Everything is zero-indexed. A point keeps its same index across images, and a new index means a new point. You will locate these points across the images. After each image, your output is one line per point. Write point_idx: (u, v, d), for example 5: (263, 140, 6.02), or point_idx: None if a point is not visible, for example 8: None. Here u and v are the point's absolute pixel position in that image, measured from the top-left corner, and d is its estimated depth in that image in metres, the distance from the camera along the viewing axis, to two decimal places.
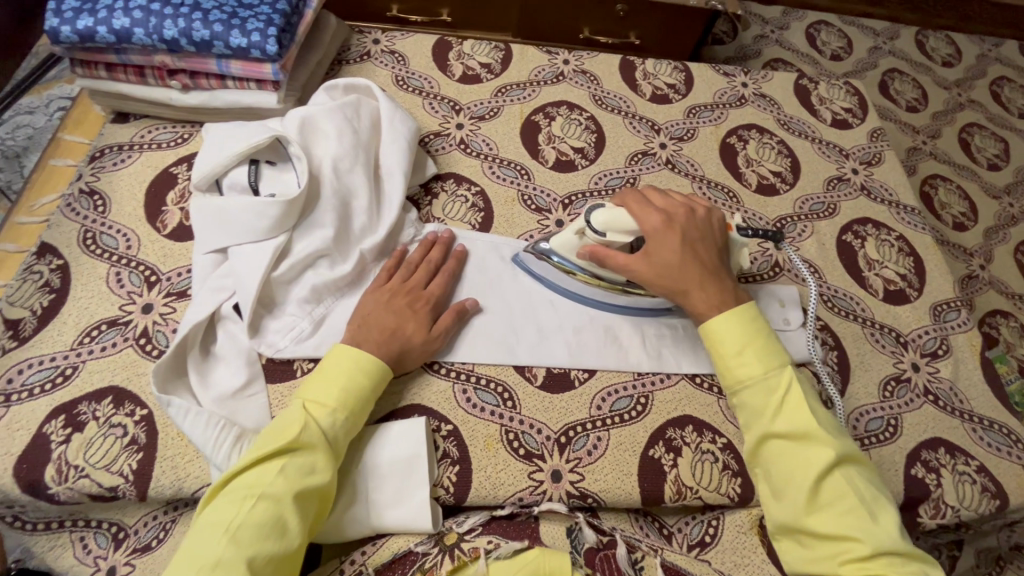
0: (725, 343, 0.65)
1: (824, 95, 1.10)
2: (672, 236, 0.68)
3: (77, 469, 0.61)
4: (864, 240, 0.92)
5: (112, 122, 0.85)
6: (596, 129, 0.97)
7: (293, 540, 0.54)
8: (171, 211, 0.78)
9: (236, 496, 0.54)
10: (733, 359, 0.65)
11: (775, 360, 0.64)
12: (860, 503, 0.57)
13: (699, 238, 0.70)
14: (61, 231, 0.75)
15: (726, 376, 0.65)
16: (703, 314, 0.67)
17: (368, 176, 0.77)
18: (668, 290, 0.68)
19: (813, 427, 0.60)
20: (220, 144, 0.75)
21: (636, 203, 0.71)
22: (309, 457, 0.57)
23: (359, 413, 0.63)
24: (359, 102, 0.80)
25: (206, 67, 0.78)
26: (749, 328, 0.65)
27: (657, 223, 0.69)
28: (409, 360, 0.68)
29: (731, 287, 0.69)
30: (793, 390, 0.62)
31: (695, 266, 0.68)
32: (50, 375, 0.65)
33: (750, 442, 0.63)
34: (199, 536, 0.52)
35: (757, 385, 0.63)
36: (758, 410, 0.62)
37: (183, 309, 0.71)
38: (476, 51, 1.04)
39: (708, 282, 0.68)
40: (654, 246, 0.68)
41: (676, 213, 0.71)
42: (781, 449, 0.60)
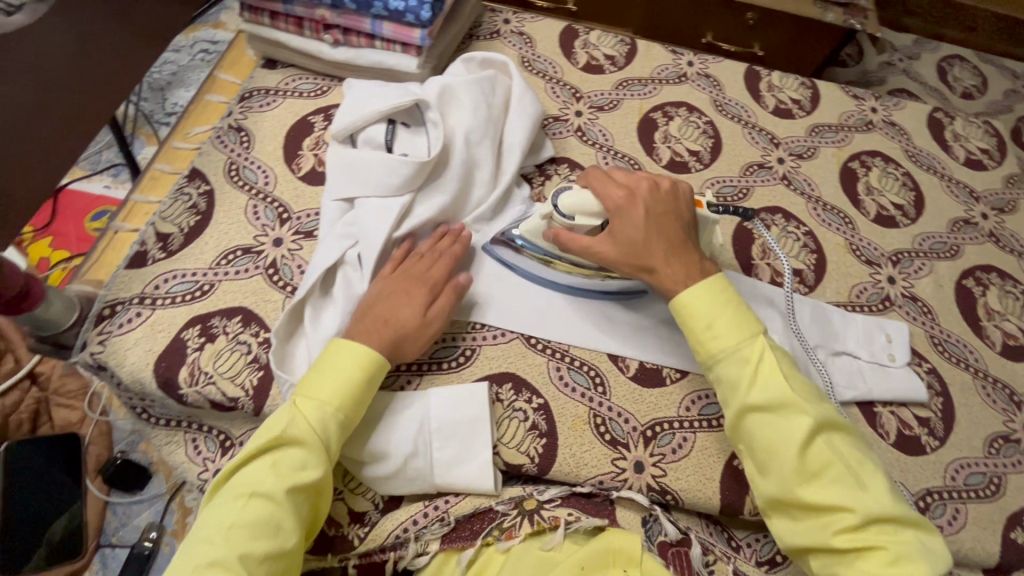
0: (697, 317, 0.62)
1: (959, 132, 1.04)
2: (635, 211, 0.65)
3: (206, 375, 0.67)
4: (986, 287, 0.87)
5: (262, 68, 0.91)
6: (714, 134, 0.96)
7: (289, 540, 0.55)
8: (306, 156, 0.83)
9: (232, 495, 0.55)
10: (704, 334, 0.62)
11: (746, 329, 0.61)
12: (848, 470, 0.55)
13: (665, 214, 0.66)
14: (211, 160, 0.82)
15: (699, 353, 0.63)
16: (670, 291, 0.64)
17: (493, 150, 0.80)
18: (632, 268, 0.65)
19: (787, 394, 0.58)
20: (363, 100, 0.79)
21: (599, 180, 0.67)
22: (301, 452, 0.57)
23: (360, 406, 0.62)
24: (496, 78, 0.83)
25: (361, 25, 0.83)
26: (718, 296, 0.63)
27: (620, 199, 0.66)
28: (405, 348, 0.67)
29: (697, 260, 0.65)
30: (765, 360, 0.60)
31: (659, 240, 0.64)
32: (190, 288, 0.71)
33: (730, 417, 0.60)
34: (198, 537, 0.53)
35: (731, 356, 0.61)
36: (732, 384, 0.60)
37: (309, 248, 0.76)
38: (602, 42, 1.04)
39: (674, 258, 0.64)
40: (619, 223, 0.65)
41: (640, 187, 0.67)
42: (760, 421, 0.58)
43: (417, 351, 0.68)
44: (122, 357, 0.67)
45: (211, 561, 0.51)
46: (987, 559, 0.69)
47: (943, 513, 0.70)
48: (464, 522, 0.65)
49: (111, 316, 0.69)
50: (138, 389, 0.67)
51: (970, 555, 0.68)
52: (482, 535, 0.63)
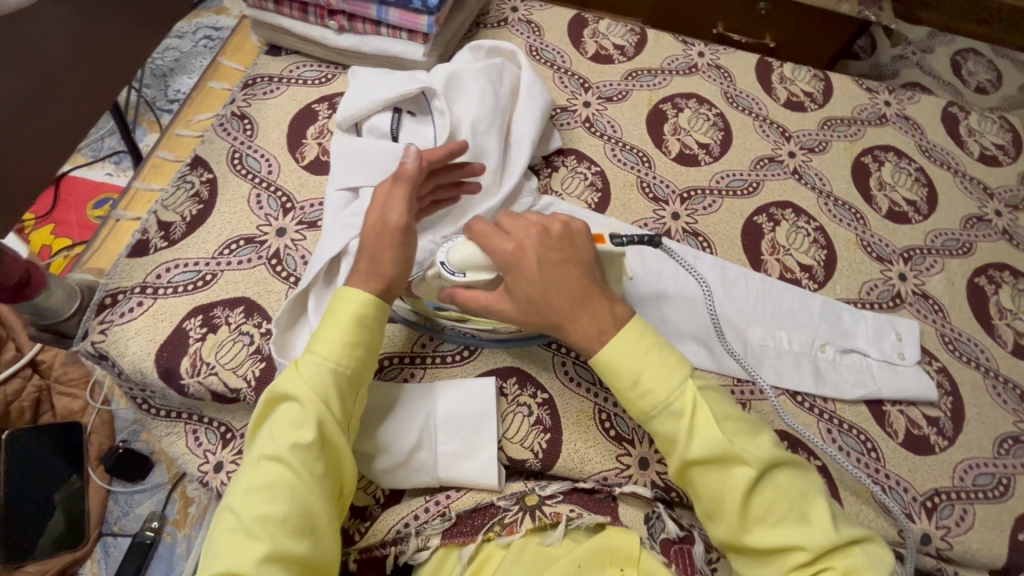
0: (621, 375, 0.58)
1: (973, 127, 1.02)
2: (525, 263, 0.59)
3: (207, 365, 0.66)
4: (998, 286, 0.86)
5: (266, 54, 0.90)
6: (724, 127, 0.94)
7: (308, 498, 0.53)
8: (310, 145, 0.82)
9: (251, 460, 0.55)
10: (632, 392, 0.58)
11: (676, 377, 0.58)
12: (795, 508, 0.55)
13: (561, 258, 0.60)
14: (213, 148, 0.81)
15: (631, 410, 0.60)
16: (587, 348, 0.60)
17: (500, 140, 0.78)
18: (539, 328, 0.60)
19: (725, 445, 0.55)
20: (368, 88, 0.78)
21: (482, 229, 0.61)
22: (296, 408, 0.56)
23: (353, 353, 0.59)
24: (503, 66, 0.81)
25: (366, 11, 0.81)
26: (645, 343, 0.59)
27: (507, 250, 0.60)
28: (381, 266, 0.61)
29: (607, 306, 0.60)
30: (696, 408, 0.57)
31: (557, 291, 0.59)
32: (192, 278, 0.71)
33: (672, 470, 0.58)
34: (225, 507, 0.53)
35: (662, 411, 0.57)
36: (670, 438, 0.57)
37: (313, 238, 0.75)
38: (612, 32, 1.02)
39: (580, 309, 0.59)
40: (512, 277, 0.59)
41: (528, 234, 0.61)
42: (700, 473, 0.57)
43: (402, 261, 0.62)
44: (123, 347, 0.66)
45: (237, 527, 0.51)
46: (995, 560, 0.68)
47: (951, 513, 0.69)
48: (465, 518, 0.64)
49: (113, 305, 0.69)
50: (139, 379, 0.67)
51: (977, 555, 0.68)
52: (483, 531, 0.62)
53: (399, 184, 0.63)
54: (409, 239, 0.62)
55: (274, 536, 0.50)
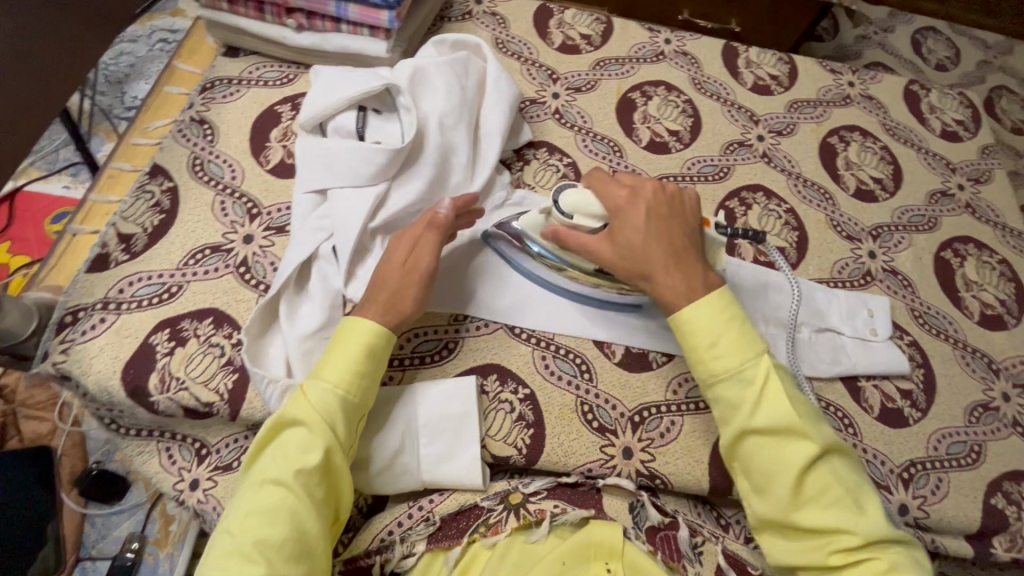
0: (699, 335, 0.60)
1: (934, 104, 1.04)
2: (635, 212, 0.63)
3: (177, 380, 0.64)
4: (963, 259, 0.88)
5: (223, 56, 0.87)
6: (693, 113, 0.95)
7: (306, 524, 0.53)
8: (275, 148, 0.80)
9: (251, 483, 0.55)
10: (707, 352, 0.60)
11: (751, 348, 0.59)
12: (846, 493, 0.56)
13: (669, 217, 0.64)
14: (173, 155, 0.78)
15: (700, 371, 0.61)
16: (670, 301, 0.61)
17: (469, 135, 0.77)
18: (630, 275, 0.63)
19: (792, 418, 0.57)
20: (331, 88, 0.76)
21: (599, 180, 0.66)
22: (301, 434, 0.56)
23: (363, 382, 0.60)
24: (469, 60, 0.80)
25: (325, 8, 0.79)
26: (722, 312, 0.60)
27: (621, 199, 0.64)
28: (401, 303, 0.63)
29: (702, 271, 0.62)
30: (770, 380, 0.58)
31: (661, 244, 0.62)
32: (157, 290, 0.68)
33: (727, 438, 0.59)
34: (222, 528, 0.54)
35: (733, 377, 0.59)
36: (735, 404, 0.59)
37: (281, 244, 0.73)
38: (578, 21, 1.01)
39: (676, 266, 0.61)
40: (619, 223, 0.63)
41: (643, 188, 0.65)
42: (759, 443, 0.58)
43: (419, 300, 0.64)
44: (87, 366, 0.64)
45: (235, 550, 0.51)
46: (970, 526, 0.70)
47: (926, 482, 0.71)
48: (449, 521, 0.63)
49: (74, 323, 0.66)
50: (105, 398, 0.64)
51: (953, 522, 0.69)
52: (468, 533, 0.62)
53: (430, 227, 0.65)
54: (431, 284, 0.65)
55: (270, 562, 0.51)
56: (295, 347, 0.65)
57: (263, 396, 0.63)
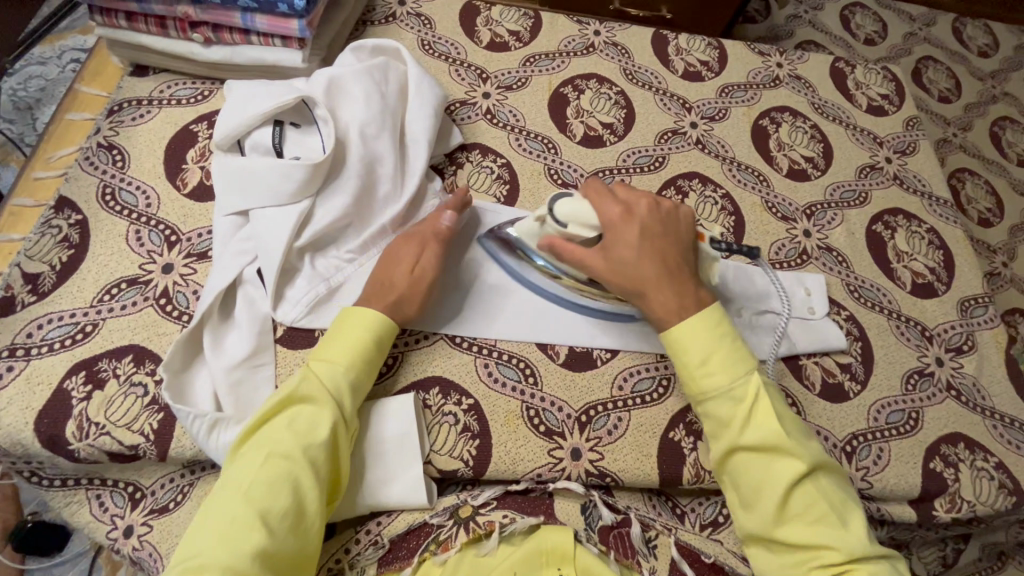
0: (691, 352, 0.61)
1: (860, 79, 1.06)
2: (629, 228, 0.64)
3: (97, 426, 0.61)
4: (894, 231, 0.90)
5: (130, 76, 0.83)
6: (626, 104, 0.94)
7: (308, 497, 0.54)
8: (191, 169, 0.76)
9: (252, 455, 0.54)
10: (698, 370, 0.61)
11: (741, 367, 0.60)
12: (831, 510, 0.55)
13: (664, 235, 0.65)
14: (80, 185, 0.74)
15: (690, 387, 0.62)
16: (660, 316, 0.63)
17: (394, 143, 0.75)
18: (623, 289, 0.64)
19: (780, 438, 0.57)
20: (243, 103, 0.72)
21: (597, 193, 0.66)
22: (313, 410, 0.57)
23: (368, 368, 0.62)
24: (387, 65, 0.78)
25: (230, 20, 0.76)
26: (712, 332, 0.61)
27: (616, 215, 0.64)
28: (407, 307, 0.66)
29: (693, 289, 0.64)
30: (760, 398, 0.59)
31: (654, 262, 0.63)
32: (69, 331, 0.64)
33: (716, 454, 0.60)
34: (216, 497, 0.52)
35: (723, 395, 0.59)
36: (724, 421, 0.59)
37: (204, 270, 0.70)
38: (505, 18, 1.00)
39: (666, 283, 0.63)
40: (613, 240, 0.64)
41: (639, 205, 0.65)
42: (747, 459, 0.58)
43: (423, 307, 0.67)
44: None
45: (236, 518, 0.50)
46: (911, 491, 0.72)
47: (869, 453, 0.73)
48: (399, 541, 0.62)
49: None
50: (19, 452, 0.60)
51: (895, 490, 0.72)
52: (419, 552, 0.61)
53: (435, 237, 0.69)
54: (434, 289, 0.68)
55: (271, 532, 0.50)
56: (222, 378, 0.63)
57: (191, 434, 0.59)
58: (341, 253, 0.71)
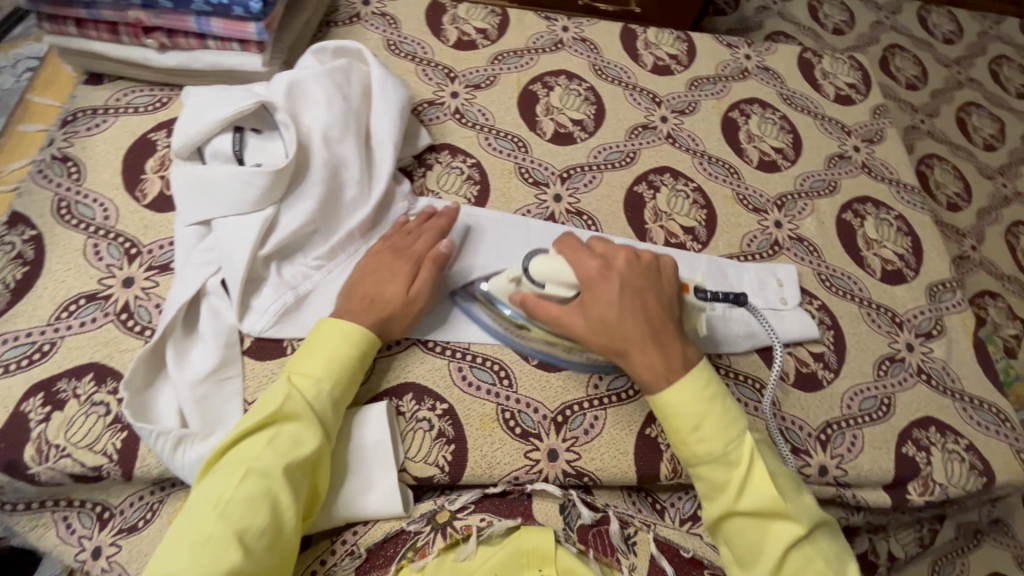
0: (682, 417, 0.60)
1: (827, 69, 1.07)
2: (609, 285, 0.63)
3: (58, 448, 0.59)
4: (863, 219, 0.91)
5: (85, 84, 0.80)
6: (595, 100, 0.94)
7: (286, 515, 0.53)
8: (151, 179, 0.74)
9: (229, 471, 0.53)
10: (691, 435, 0.60)
11: (735, 430, 0.60)
12: (827, 567, 0.56)
13: (642, 289, 0.64)
14: (34, 199, 0.71)
15: (682, 449, 0.61)
16: (645, 379, 0.62)
17: (359, 146, 0.73)
18: (605, 350, 0.63)
19: (777, 502, 0.57)
20: (201, 110, 0.70)
21: (572, 249, 0.65)
22: (296, 428, 0.56)
23: (349, 382, 0.62)
24: (350, 67, 0.76)
25: (185, 24, 0.74)
26: (702, 394, 0.61)
27: (592, 272, 0.63)
28: (394, 326, 0.66)
29: (677, 348, 0.63)
30: (754, 462, 0.59)
31: (636, 319, 0.62)
32: (26, 351, 0.62)
33: (711, 516, 0.59)
34: (189, 514, 0.51)
35: (717, 461, 0.59)
36: (719, 486, 0.59)
37: (166, 283, 0.68)
38: (472, 16, 0.99)
39: (651, 342, 0.62)
40: (591, 297, 0.63)
41: (614, 260, 0.65)
42: (743, 524, 0.58)
43: (409, 327, 0.67)
44: None
45: (211, 537, 0.48)
46: (885, 476, 0.73)
47: (843, 441, 0.73)
48: (376, 550, 0.61)
49: None
50: None
51: (869, 476, 0.72)
52: (396, 560, 0.60)
53: (432, 260, 0.68)
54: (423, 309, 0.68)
55: (248, 551, 0.49)
56: (188, 394, 0.61)
57: (156, 452, 0.58)
58: (309, 260, 0.70)
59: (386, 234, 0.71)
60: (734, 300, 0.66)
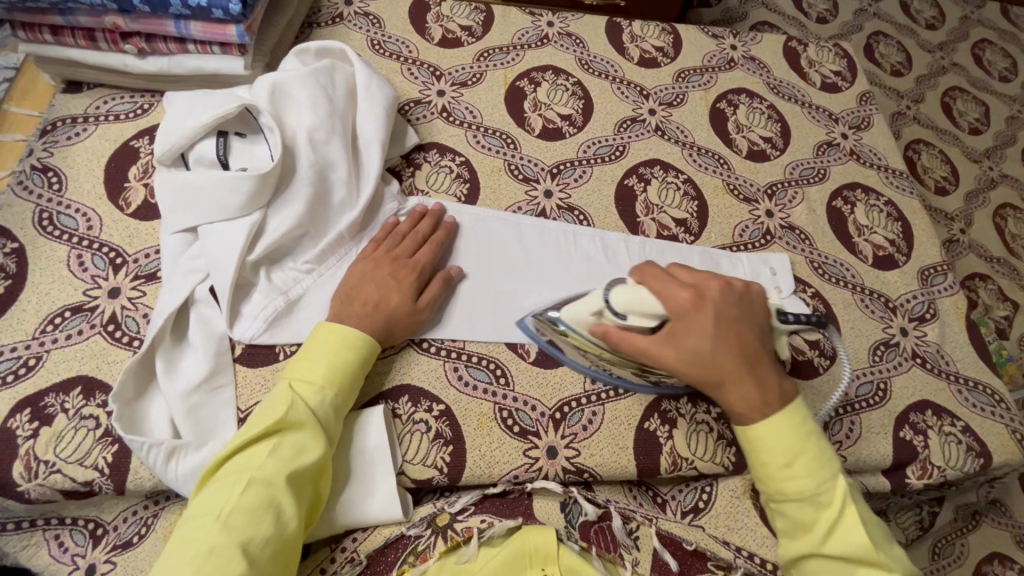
0: (772, 453, 0.58)
1: (813, 58, 1.07)
2: (703, 317, 0.60)
3: (47, 464, 0.58)
4: (853, 205, 0.92)
5: (63, 92, 0.79)
6: (583, 95, 0.93)
7: (288, 524, 0.52)
8: (135, 187, 0.73)
9: (229, 481, 0.51)
10: (779, 472, 0.58)
11: (828, 472, 0.57)
12: None
13: (734, 318, 0.61)
14: (14, 212, 0.70)
15: (768, 485, 0.59)
16: (741, 411, 0.60)
17: (346, 147, 0.73)
18: (699, 382, 0.60)
19: (868, 551, 0.55)
20: (183, 115, 0.69)
21: (657, 279, 0.61)
22: (300, 436, 0.55)
23: (348, 386, 0.61)
24: (333, 67, 0.75)
25: (163, 29, 0.73)
26: (797, 433, 0.58)
27: (686, 302, 0.60)
28: (396, 335, 0.66)
29: (774, 381, 0.61)
30: (847, 507, 0.57)
31: (731, 352, 0.60)
32: (11, 366, 0.61)
33: (790, 553, 0.59)
34: (189, 525, 0.49)
35: (806, 501, 0.57)
36: (805, 526, 0.57)
37: (153, 293, 0.67)
38: (456, 13, 0.98)
39: (747, 375, 0.60)
40: (683, 329, 0.59)
41: (706, 289, 0.62)
42: (826, 566, 0.57)
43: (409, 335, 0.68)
44: None
45: (213, 549, 0.47)
46: (884, 461, 0.73)
47: (841, 427, 0.74)
48: (378, 556, 0.61)
49: None
50: None
51: (868, 461, 0.73)
52: (398, 565, 0.59)
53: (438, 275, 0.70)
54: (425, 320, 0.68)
55: (252, 563, 0.48)
56: (179, 405, 0.60)
57: (149, 466, 0.56)
58: (298, 264, 0.69)
59: (376, 236, 0.71)
60: (817, 323, 0.62)
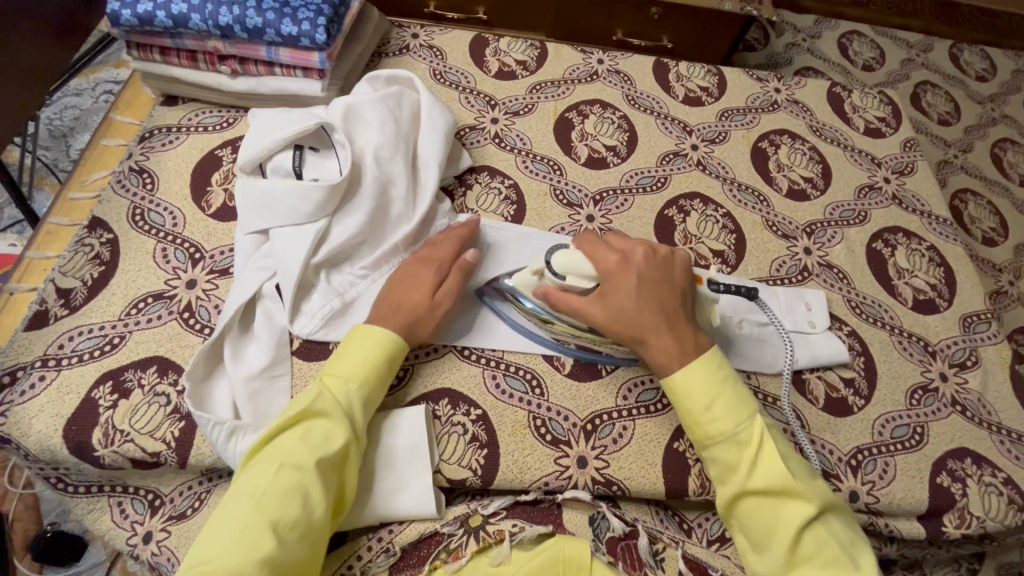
0: (694, 398, 0.62)
1: (857, 103, 1.10)
2: (628, 276, 0.65)
3: (122, 433, 0.63)
4: (894, 248, 0.92)
5: (162, 105, 0.88)
6: (629, 128, 0.98)
7: (317, 508, 0.55)
8: (215, 191, 0.81)
9: (264, 465, 0.56)
10: (704, 415, 0.61)
11: (745, 410, 0.61)
12: (841, 553, 0.55)
13: (661, 281, 0.66)
14: (112, 207, 0.78)
15: (695, 430, 0.62)
16: (663, 363, 0.64)
17: (407, 166, 0.79)
18: (625, 337, 0.65)
19: (788, 480, 0.57)
20: (265, 130, 0.77)
21: (590, 244, 0.67)
22: (326, 424, 0.59)
23: (377, 381, 0.64)
24: (401, 94, 0.83)
25: (257, 53, 0.82)
26: (713, 376, 0.62)
27: (613, 264, 0.66)
28: (420, 330, 0.68)
29: (692, 335, 0.65)
30: (765, 441, 0.59)
31: (653, 312, 0.64)
32: (98, 343, 0.68)
33: (724, 498, 0.59)
34: (229, 504, 0.53)
35: (728, 440, 0.60)
36: (730, 465, 0.59)
37: (225, 287, 0.73)
38: (513, 48, 1.05)
39: (665, 329, 0.64)
40: (611, 288, 0.65)
41: (634, 253, 0.67)
42: (757, 505, 0.58)
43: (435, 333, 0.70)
44: (28, 426, 0.63)
45: (247, 526, 0.51)
46: (919, 506, 0.72)
47: (874, 467, 0.73)
48: (410, 549, 0.64)
49: (14, 384, 0.66)
50: (48, 458, 0.63)
51: (903, 505, 0.72)
52: (429, 560, 0.62)
53: (459, 268, 0.72)
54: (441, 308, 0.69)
55: (281, 542, 0.52)
56: (241, 388, 0.66)
57: (212, 441, 0.62)
58: (355, 269, 0.74)
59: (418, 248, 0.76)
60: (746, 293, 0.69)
